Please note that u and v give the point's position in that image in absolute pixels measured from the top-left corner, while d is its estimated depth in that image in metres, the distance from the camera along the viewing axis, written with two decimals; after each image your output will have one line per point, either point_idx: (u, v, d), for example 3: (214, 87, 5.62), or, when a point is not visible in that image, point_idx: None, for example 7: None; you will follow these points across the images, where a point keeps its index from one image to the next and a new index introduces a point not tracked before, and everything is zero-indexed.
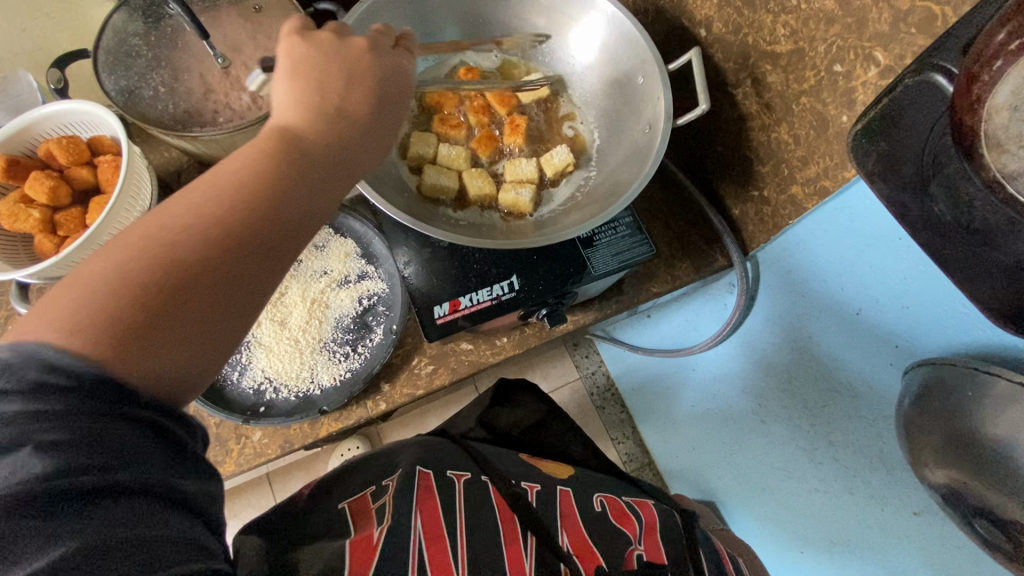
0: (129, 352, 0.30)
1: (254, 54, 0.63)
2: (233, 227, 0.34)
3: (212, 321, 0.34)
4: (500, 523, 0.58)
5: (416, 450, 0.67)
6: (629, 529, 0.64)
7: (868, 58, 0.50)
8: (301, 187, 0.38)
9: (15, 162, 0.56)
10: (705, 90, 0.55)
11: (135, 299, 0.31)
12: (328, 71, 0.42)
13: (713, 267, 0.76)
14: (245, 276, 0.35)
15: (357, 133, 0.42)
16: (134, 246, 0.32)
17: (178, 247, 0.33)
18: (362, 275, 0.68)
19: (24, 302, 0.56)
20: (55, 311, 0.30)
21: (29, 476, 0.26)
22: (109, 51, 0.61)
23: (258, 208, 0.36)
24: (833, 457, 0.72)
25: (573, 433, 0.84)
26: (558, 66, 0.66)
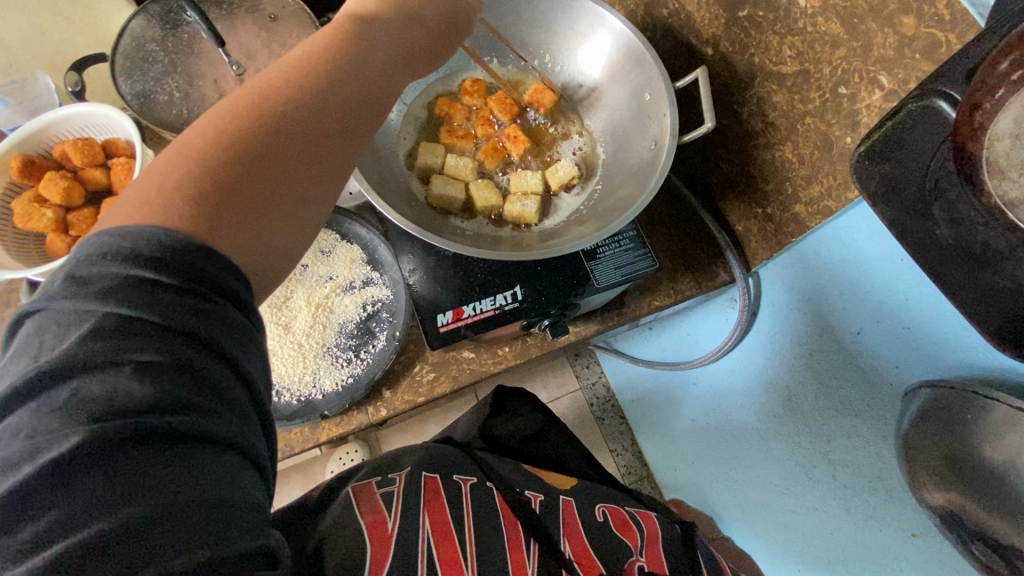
0: (223, 212, 0.29)
1: (267, 62, 0.65)
2: (322, 89, 0.34)
3: (296, 186, 0.32)
4: (505, 528, 0.59)
5: (422, 454, 0.66)
6: (630, 540, 0.64)
7: (873, 82, 0.50)
8: (371, 56, 0.37)
9: (30, 162, 0.58)
10: (710, 109, 0.56)
11: (206, 174, 0.29)
12: None
13: (716, 281, 0.76)
14: (325, 152, 0.34)
15: (426, 39, 0.42)
16: (227, 110, 0.31)
17: (269, 113, 0.32)
18: (367, 281, 0.68)
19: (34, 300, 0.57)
20: (160, 180, 0.29)
21: (128, 400, 0.24)
22: (126, 56, 0.62)
23: (335, 76, 0.34)
24: (833, 476, 0.72)
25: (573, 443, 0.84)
26: (565, 81, 0.67)
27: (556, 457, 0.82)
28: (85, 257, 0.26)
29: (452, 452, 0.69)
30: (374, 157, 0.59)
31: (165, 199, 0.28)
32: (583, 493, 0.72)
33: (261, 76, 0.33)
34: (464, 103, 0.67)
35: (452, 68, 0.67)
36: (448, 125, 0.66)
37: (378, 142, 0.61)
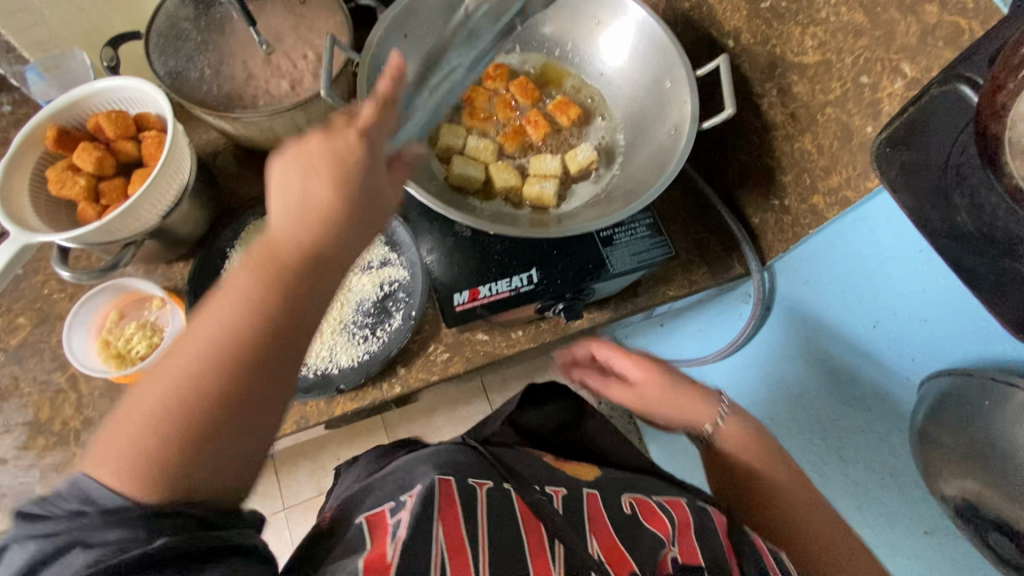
0: (167, 487, 0.33)
1: (296, 45, 0.67)
2: (248, 354, 0.37)
3: (231, 433, 0.36)
4: (525, 529, 0.57)
5: (429, 459, 0.61)
6: (662, 532, 0.62)
7: (895, 71, 0.51)
8: (309, 297, 0.40)
9: (64, 132, 0.59)
10: (731, 96, 0.56)
11: (157, 430, 0.34)
12: (313, 164, 0.41)
13: (731, 274, 0.76)
14: (258, 402, 0.37)
15: (348, 217, 0.41)
16: (161, 393, 0.35)
17: (207, 380, 0.36)
18: (384, 261, 0.69)
19: (63, 263, 0.58)
20: (120, 444, 0.34)
21: (115, 533, 0.31)
22: (160, 34, 0.64)
23: (256, 335, 0.38)
24: (847, 475, 0.73)
25: (602, 430, 0.84)
26: (587, 69, 0.68)
27: (588, 447, 0.82)
28: (73, 493, 0.32)
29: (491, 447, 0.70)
30: None
31: (112, 467, 0.33)
32: (609, 483, 0.69)
33: (191, 333, 0.38)
34: (486, 87, 0.68)
35: None
36: (470, 108, 0.67)
37: None
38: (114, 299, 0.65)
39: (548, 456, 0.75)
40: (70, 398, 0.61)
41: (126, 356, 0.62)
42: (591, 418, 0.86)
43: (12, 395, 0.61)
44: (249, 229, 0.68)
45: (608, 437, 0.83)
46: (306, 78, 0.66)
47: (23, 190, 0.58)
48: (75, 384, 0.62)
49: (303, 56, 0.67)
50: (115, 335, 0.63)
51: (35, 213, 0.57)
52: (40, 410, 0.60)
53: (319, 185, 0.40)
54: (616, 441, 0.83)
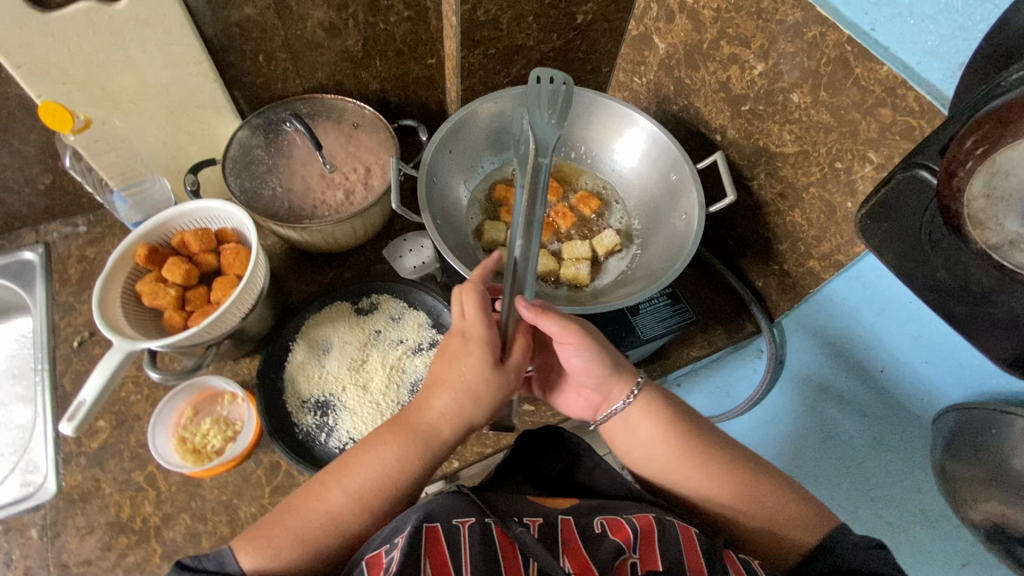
0: (299, 566, 0.51)
1: (350, 161, 0.77)
2: (386, 489, 0.55)
3: (344, 552, 0.54)
4: (502, 562, 0.52)
5: (418, 505, 0.54)
6: (623, 538, 0.56)
7: (863, 158, 0.62)
8: (419, 469, 0.56)
9: (155, 250, 0.67)
10: (731, 184, 0.67)
11: (306, 537, 0.52)
12: (461, 340, 0.57)
13: (744, 333, 0.84)
14: (374, 523, 0.55)
15: (471, 397, 0.56)
16: (335, 493, 0.54)
17: (347, 509, 0.54)
18: (433, 343, 0.76)
19: (154, 366, 0.64)
20: (287, 529, 0.52)
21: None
22: (235, 160, 0.74)
23: (391, 481, 0.55)
24: (882, 518, 0.77)
25: (598, 470, 0.66)
26: (602, 166, 0.79)
27: (584, 489, 0.67)
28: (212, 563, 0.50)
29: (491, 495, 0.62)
30: (450, 232, 0.70)
31: (284, 537, 0.52)
32: (586, 506, 0.61)
33: (357, 454, 0.56)
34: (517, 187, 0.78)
35: (506, 159, 0.78)
36: (506, 205, 0.76)
37: (451, 220, 0.72)
38: (190, 399, 0.70)
39: (531, 495, 0.64)
40: (150, 494, 0.65)
41: (202, 451, 0.67)
42: (587, 456, 0.68)
43: (94, 495, 0.64)
44: (310, 323, 0.76)
45: (605, 477, 0.66)
46: (358, 188, 0.76)
47: (117, 303, 0.64)
48: (153, 481, 0.65)
49: (354, 170, 0.77)
50: (191, 431, 0.68)
51: (129, 322, 0.64)
52: (121, 508, 0.64)
53: (462, 371, 0.56)
54: (616, 478, 0.65)
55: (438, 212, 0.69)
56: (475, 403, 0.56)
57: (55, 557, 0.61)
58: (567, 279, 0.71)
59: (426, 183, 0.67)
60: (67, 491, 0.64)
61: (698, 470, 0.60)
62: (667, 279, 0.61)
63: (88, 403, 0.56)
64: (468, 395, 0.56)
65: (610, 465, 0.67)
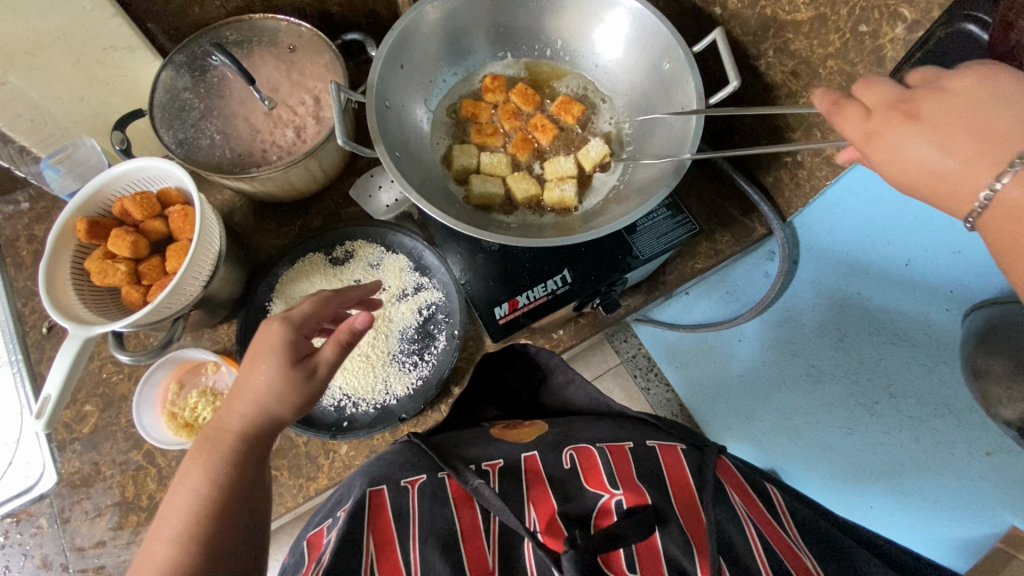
0: None
1: (293, 92, 0.67)
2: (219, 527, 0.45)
3: None
4: (457, 515, 0.53)
5: (365, 470, 0.58)
6: (597, 483, 0.56)
7: (894, 15, 0.52)
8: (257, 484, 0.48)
9: (95, 223, 0.60)
10: (733, 67, 0.56)
11: None
12: (259, 353, 0.50)
13: (753, 236, 0.75)
14: None
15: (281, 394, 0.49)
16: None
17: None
18: (418, 286, 0.71)
19: (122, 350, 0.60)
20: None
21: None
22: (163, 108, 0.65)
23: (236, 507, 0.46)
24: (893, 408, 0.82)
25: (573, 384, 0.69)
26: (581, 63, 0.70)
27: (555, 405, 0.71)
28: None
29: (454, 429, 0.65)
30: (414, 165, 0.62)
31: None
32: (551, 440, 0.61)
33: (177, 502, 0.46)
34: (487, 102, 0.70)
35: (470, 68, 0.70)
36: (477, 125, 0.69)
37: (415, 150, 0.64)
38: (172, 372, 0.67)
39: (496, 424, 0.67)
40: (151, 472, 0.64)
41: (195, 424, 0.64)
42: (558, 373, 0.70)
43: (96, 479, 0.64)
44: (284, 281, 0.71)
45: (579, 391, 0.69)
46: (308, 123, 0.67)
47: (68, 287, 0.59)
48: (152, 459, 0.64)
49: (302, 102, 0.67)
50: (180, 405, 0.65)
51: (85, 306, 0.59)
52: (125, 489, 0.63)
53: (257, 382, 0.48)
54: (591, 393, 0.69)
55: (398, 143, 0.61)
56: (279, 402, 0.48)
57: (70, 541, 0.62)
58: (551, 202, 0.64)
59: (378, 108, 0.58)
60: (68, 478, 0.64)
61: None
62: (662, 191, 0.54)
63: (54, 399, 0.54)
64: (270, 396, 0.48)
65: (585, 380, 0.69)
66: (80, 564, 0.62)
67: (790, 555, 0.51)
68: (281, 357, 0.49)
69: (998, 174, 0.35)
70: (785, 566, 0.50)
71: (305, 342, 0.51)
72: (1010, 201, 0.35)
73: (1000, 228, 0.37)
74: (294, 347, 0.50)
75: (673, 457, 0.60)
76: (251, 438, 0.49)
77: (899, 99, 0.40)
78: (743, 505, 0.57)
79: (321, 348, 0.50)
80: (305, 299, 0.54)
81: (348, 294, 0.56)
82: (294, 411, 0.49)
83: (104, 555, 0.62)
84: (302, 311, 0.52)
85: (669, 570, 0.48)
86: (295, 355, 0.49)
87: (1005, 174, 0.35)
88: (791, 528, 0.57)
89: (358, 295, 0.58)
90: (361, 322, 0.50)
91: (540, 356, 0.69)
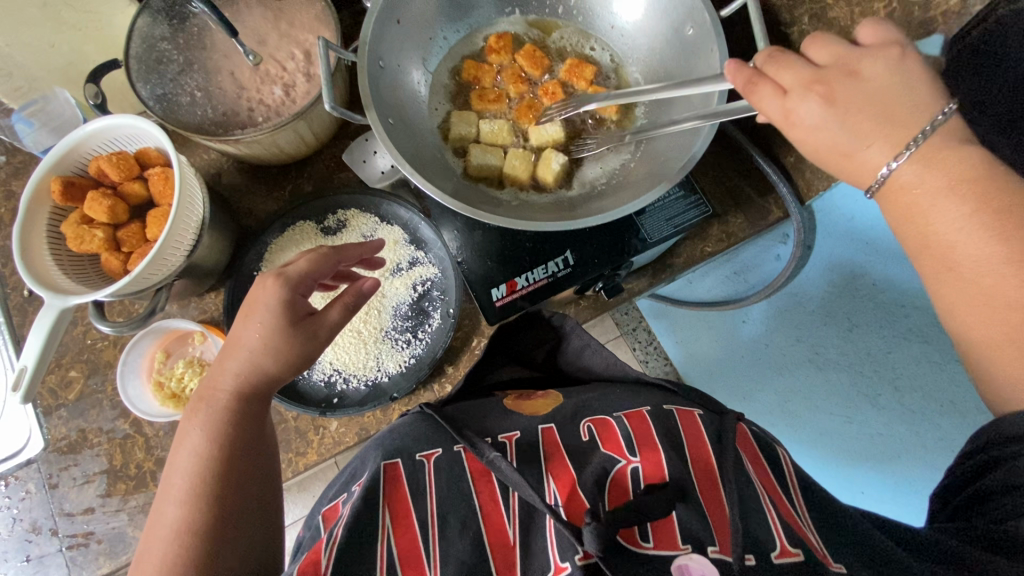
0: None
1: (280, 45, 0.62)
2: (227, 482, 0.44)
3: None
4: (476, 491, 0.50)
5: (381, 441, 0.54)
6: (617, 454, 0.52)
7: None
8: (259, 439, 0.47)
9: (70, 183, 0.57)
10: (763, 37, 0.49)
11: None
12: (257, 306, 0.47)
13: (769, 219, 0.69)
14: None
15: (284, 348, 0.46)
16: (165, 537, 0.41)
17: (172, 551, 0.41)
18: (413, 261, 0.68)
19: (102, 319, 0.57)
20: None
21: None
22: (140, 60, 0.60)
23: (240, 460, 0.45)
24: (896, 400, 0.82)
25: (589, 349, 0.65)
26: (596, 24, 0.65)
27: (574, 372, 0.67)
28: None
29: (469, 400, 0.61)
30: (408, 132, 0.58)
31: None
32: (567, 412, 0.58)
33: (181, 461, 0.45)
34: (491, 63, 0.65)
35: (473, 25, 0.65)
36: (479, 89, 0.65)
37: (411, 117, 0.60)
38: (158, 341, 0.65)
39: (510, 392, 0.63)
40: (139, 442, 0.63)
41: (182, 395, 0.63)
42: (575, 336, 0.66)
43: (83, 446, 0.63)
44: (272, 249, 0.67)
45: (595, 356, 0.65)
46: (298, 81, 0.62)
47: (44, 253, 0.55)
48: (140, 429, 0.63)
49: (292, 56, 0.62)
50: (166, 375, 0.63)
51: (64, 275, 0.56)
52: (113, 457, 0.63)
53: (253, 334, 0.46)
54: (607, 358, 0.65)
55: (392, 108, 0.56)
56: (277, 360, 0.46)
57: (59, 506, 0.62)
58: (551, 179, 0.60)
59: (371, 68, 0.54)
60: (54, 444, 0.63)
61: (999, 227, 0.39)
62: (676, 174, 0.51)
63: (31, 370, 0.52)
64: (265, 350, 0.46)
65: (600, 344, 0.65)
66: (70, 529, 0.62)
67: (800, 528, 0.48)
68: (277, 316, 0.46)
69: (894, 155, 0.42)
70: (801, 539, 0.47)
71: (303, 300, 0.48)
72: (903, 178, 0.42)
73: (895, 202, 0.43)
74: (292, 308, 0.47)
75: (690, 421, 0.56)
76: (245, 392, 0.47)
77: (815, 78, 0.44)
78: (758, 478, 0.53)
79: (326, 311, 0.49)
80: (301, 257, 0.50)
81: (348, 254, 0.52)
82: (292, 369, 0.47)
83: (94, 522, 0.62)
84: (299, 268, 0.48)
85: (685, 543, 0.45)
86: (294, 315, 0.47)
87: (902, 152, 0.42)
88: (798, 499, 0.54)
89: (358, 255, 0.54)
90: (367, 285, 0.50)
91: (556, 320, 0.66)
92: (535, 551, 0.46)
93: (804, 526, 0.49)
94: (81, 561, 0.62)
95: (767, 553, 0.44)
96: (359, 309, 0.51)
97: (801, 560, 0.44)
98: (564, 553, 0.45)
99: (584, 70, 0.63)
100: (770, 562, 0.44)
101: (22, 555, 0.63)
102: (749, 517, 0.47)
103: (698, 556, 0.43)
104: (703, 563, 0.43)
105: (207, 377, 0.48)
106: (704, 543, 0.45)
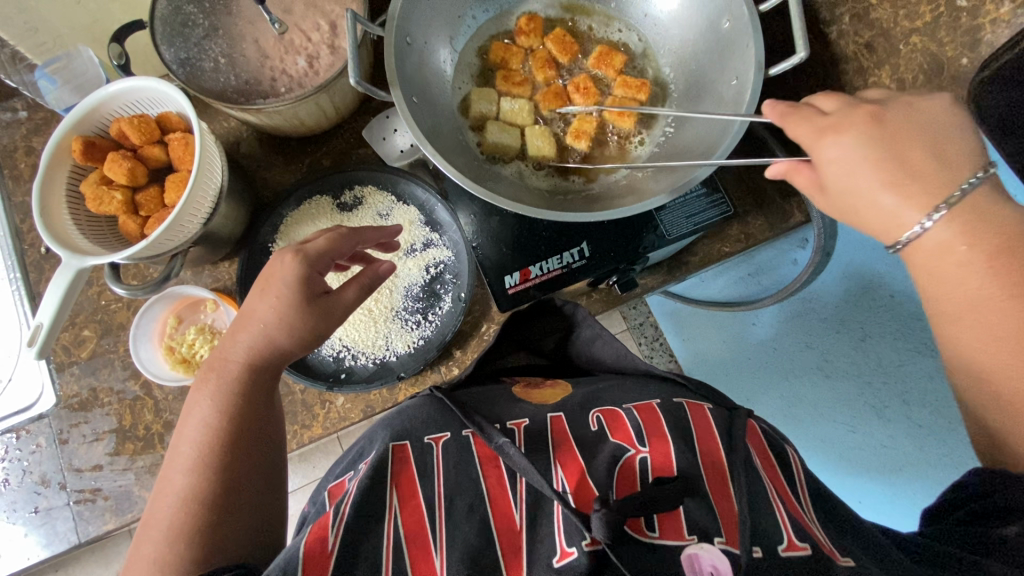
0: None
1: (306, 15, 0.61)
2: (232, 454, 0.44)
3: None
4: (484, 475, 0.50)
5: (387, 422, 0.55)
6: (626, 444, 0.52)
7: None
8: (265, 414, 0.47)
9: (91, 144, 0.57)
10: (803, 36, 0.48)
11: None
12: (267, 283, 0.47)
13: (790, 223, 0.68)
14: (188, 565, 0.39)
15: (298, 323, 0.46)
16: (172, 505, 0.42)
17: (176, 519, 0.41)
18: (428, 243, 0.67)
19: (119, 280, 0.58)
20: None
21: None
22: (164, 22, 0.59)
23: (249, 432, 0.46)
24: (905, 414, 0.80)
25: (600, 340, 0.65)
26: (630, 12, 0.63)
27: (585, 359, 0.68)
28: None
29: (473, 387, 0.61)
30: (430, 109, 0.57)
31: None
32: (576, 402, 0.58)
33: (190, 434, 0.45)
34: (519, 45, 0.64)
35: (504, 6, 0.64)
36: (506, 71, 0.63)
37: (434, 92, 0.59)
38: (171, 306, 0.65)
39: (518, 382, 0.63)
40: (148, 404, 0.64)
41: (193, 360, 0.64)
42: (585, 327, 0.66)
43: (94, 404, 0.64)
44: (289, 222, 0.67)
45: (605, 347, 0.65)
46: (322, 52, 0.61)
47: (62, 212, 0.56)
48: (150, 391, 0.64)
49: (317, 27, 0.61)
50: (178, 340, 0.64)
51: (81, 234, 0.56)
52: (122, 417, 0.64)
53: (258, 312, 0.46)
54: (618, 349, 0.65)
55: (416, 85, 0.55)
56: (284, 335, 0.46)
57: (68, 461, 0.64)
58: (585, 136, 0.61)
59: (398, 42, 0.53)
60: (65, 401, 0.64)
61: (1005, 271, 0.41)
62: (727, 140, 0.49)
63: (47, 328, 0.53)
64: (275, 328, 0.46)
65: (611, 335, 0.65)
66: (78, 484, 0.63)
67: (806, 522, 0.49)
68: (288, 290, 0.46)
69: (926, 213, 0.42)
70: (810, 535, 0.47)
71: (319, 278, 0.48)
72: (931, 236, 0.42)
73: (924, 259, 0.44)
74: (306, 283, 0.47)
75: (701, 414, 0.56)
76: (254, 368, 0.47)
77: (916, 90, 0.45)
78: (767, 475, 0.53)
79: (338, 290, 0.48)
80: (318, 235, 0.50)
81: (366, 237, 0.52)
82: (302, 344, 0.47)
83: (101, 479, 0.63)
84: (317, 247, 0.48)
85: (692, 533, 0.45)
86: (309, 292, 0.47)
87: (936, 210, 0.41)
88: (803, 497, 0.54)
89: (375, 239, 0.53)
90: (384, 268, 0.50)
91: (567, 309, 0.66)
92: (539, 535, 0.47)
93: (809, 521, 0.50)
94: (87, 516, 0.63)
95: (775, 546, 0.44)
96: (376, 291, 0.51)
97: (808, 554, 0.44)
98: (570, 538, 0.45)
99: (615, 58, 0.62)
100: (777, 555, 0.44)
101: (30, 506, 0.64)
102: (759, 513, 0.47)
103: (709, 547, 0.43)
104: (714, 553, 0.43)
105: (215, 352, 0.48)
106: (711, 534, 0.45)
